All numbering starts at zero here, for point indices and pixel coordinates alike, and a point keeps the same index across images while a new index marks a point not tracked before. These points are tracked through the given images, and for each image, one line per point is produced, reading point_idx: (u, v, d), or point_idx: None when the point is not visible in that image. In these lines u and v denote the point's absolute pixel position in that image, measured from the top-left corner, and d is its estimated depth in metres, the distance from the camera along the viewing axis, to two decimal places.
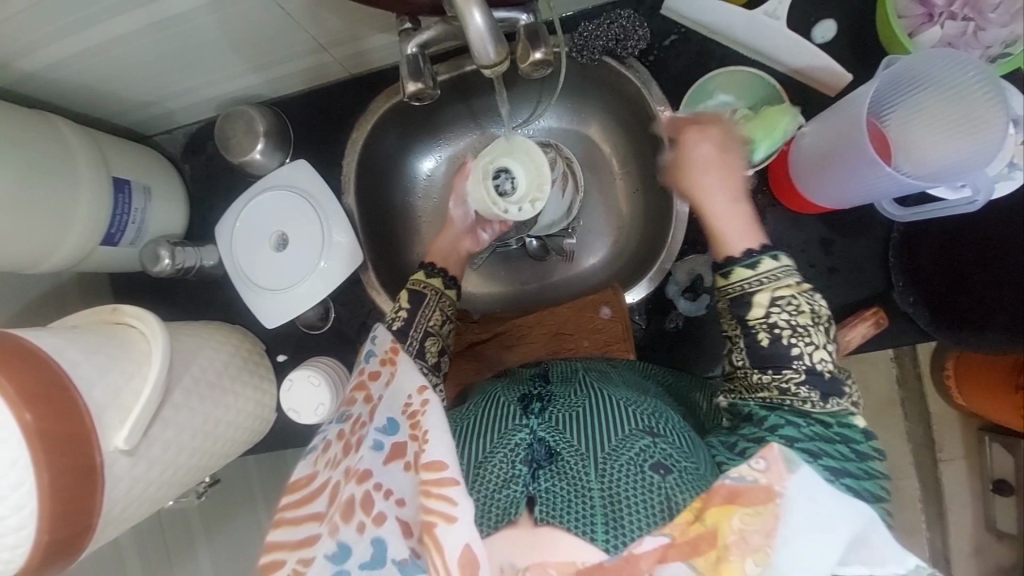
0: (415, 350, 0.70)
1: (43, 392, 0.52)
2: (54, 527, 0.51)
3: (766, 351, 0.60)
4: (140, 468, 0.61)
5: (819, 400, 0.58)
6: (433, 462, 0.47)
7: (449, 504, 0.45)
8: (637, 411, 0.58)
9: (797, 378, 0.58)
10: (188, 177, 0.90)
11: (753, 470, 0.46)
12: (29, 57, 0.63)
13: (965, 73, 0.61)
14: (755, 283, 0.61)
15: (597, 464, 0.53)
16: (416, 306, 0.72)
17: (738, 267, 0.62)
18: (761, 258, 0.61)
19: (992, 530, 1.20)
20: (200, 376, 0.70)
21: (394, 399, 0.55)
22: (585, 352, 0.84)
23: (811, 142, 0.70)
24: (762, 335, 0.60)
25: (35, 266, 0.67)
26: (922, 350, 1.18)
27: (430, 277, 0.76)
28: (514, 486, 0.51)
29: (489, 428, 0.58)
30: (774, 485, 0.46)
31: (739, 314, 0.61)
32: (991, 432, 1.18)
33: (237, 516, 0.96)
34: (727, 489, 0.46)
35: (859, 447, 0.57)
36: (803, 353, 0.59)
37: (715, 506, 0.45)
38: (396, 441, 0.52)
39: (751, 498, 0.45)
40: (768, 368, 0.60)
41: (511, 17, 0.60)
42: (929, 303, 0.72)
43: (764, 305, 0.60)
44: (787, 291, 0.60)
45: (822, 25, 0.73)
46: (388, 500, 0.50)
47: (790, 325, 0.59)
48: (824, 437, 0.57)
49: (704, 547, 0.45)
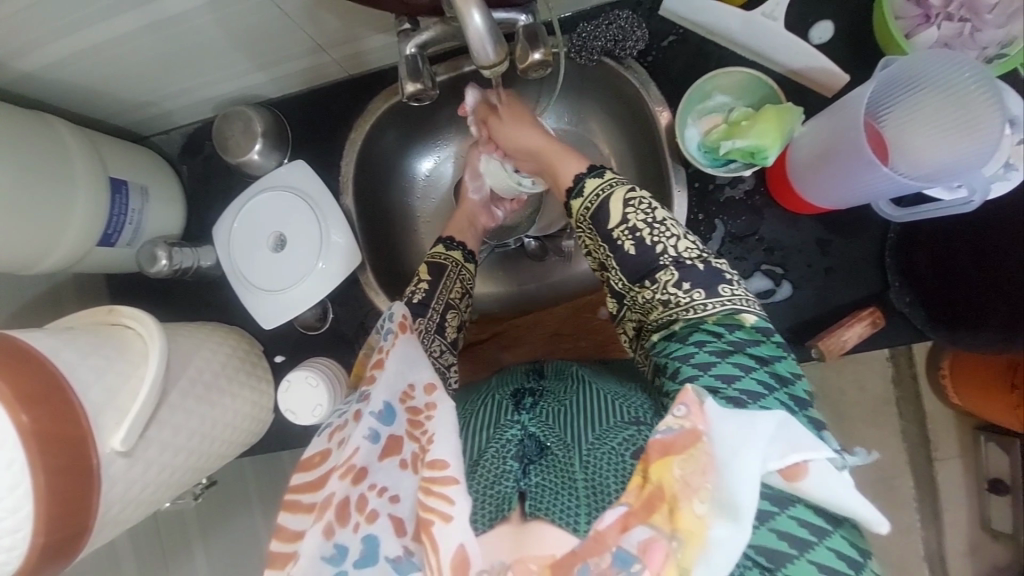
0: (436, 323, 0.73)
1: (40, 393, 0.51)
2: (52, 529, 0.51)
3: (635, 257, 0.64)
4: (137, 469, 0.61)
5: (702, 299, 0.62)
6: (436, 461, 0.46)
7: (448, 503, 0.44)
8: (623, 405, 0.62)
9: (671, 279, 0.63)
10: (185, 178, 0.90)
11: (677, 418, 0.45)
12: (26, 57, 0.63)
13: (960, 74, 0.62)
14: (604, 190, 0.67)
15: (582, 456, 0.55)
16: (437, 277, 0.75)
17: (588, 181, 0.69)
18: (598, 175, 0.69)
19: (987, 529, 1.21)
20: (197, 377, 0.70)
21: (396, 383, 0.55)
22: (583, 350, 0.88)
23: (805, 145, 0.70)
24: (629, 244, 0.64)
25: (31, 267, 0.66)
26: (917, 350, 1.19)
27: (449, 250, 0.78)
28: (504, 483, 0.51)
29: (483, 424, 0.61)
30: (698, 427, 0.45)
31: (603, 229, 0.66)
32: (986, 432, 1.19)
33: (234, 518, 0.96)
34: (659, 443, 0.44)
35: (752, 352, 0.59)
36: (665, 246, 0.64)
37: (653, 463, 0.43)
38: (394, 433, 0.52)
39: (682, 445, 0.43)
40: (647, 280, 0.64)
41: (510, 17, 0.60)
42: (924, 303, 0.73)
43: (621, 212, 0.65)
44: (635, 195, 0.65)
45: (819, 26, 0.74)
46: (382, 497, 0.49)
47: (648, 224, 0.64)
48: (721, 351, 0.59)
49: (657, 503, 0.41)
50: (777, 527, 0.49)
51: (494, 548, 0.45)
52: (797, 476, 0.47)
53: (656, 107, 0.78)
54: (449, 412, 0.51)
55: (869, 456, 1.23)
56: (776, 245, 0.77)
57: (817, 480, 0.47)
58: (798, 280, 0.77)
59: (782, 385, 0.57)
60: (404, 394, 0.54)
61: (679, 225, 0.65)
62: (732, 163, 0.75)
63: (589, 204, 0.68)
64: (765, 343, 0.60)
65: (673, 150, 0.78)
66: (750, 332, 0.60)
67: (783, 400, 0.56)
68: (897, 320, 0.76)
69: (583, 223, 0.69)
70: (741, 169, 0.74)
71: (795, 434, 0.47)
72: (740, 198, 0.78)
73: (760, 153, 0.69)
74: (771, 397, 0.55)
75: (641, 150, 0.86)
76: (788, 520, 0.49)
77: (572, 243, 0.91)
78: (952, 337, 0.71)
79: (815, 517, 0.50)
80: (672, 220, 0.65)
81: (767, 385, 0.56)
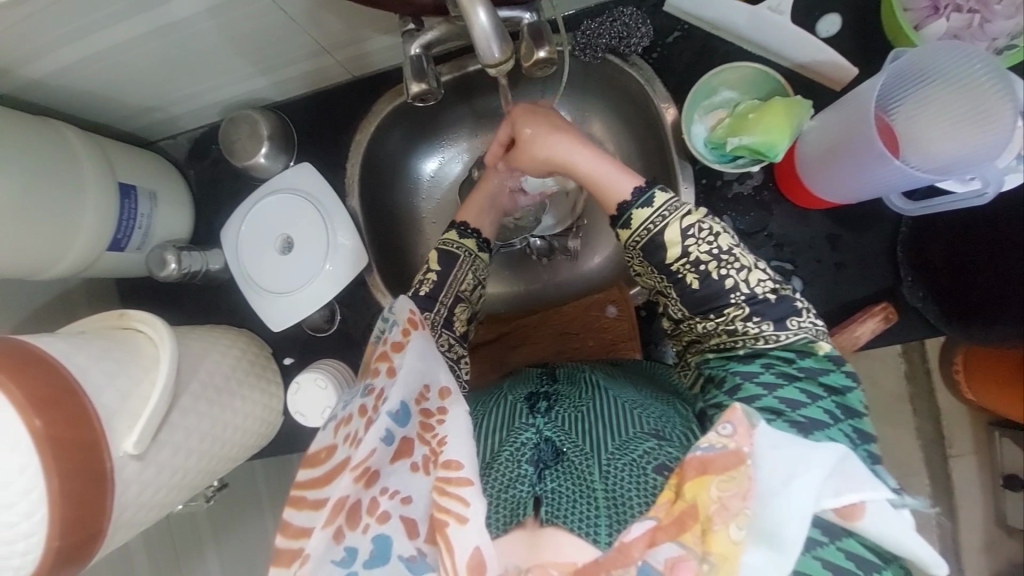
0: (443, 317, 0.73)
1: (52, 398, 0.52)
2: (65, 533, 0.51)
3: (699, 292, 0.65)
4: (149, 473, 0.61)
5: (771, 331, 0.63)
6: (451, 461, 0.48)
7: (463, 505, 0.45)
8: (643, 414, 0.61)
9: (740, 314, 0.63)
10: (192, 182, 0.90)
11: (720, 437, 0.47)
12: (34, 64, 0.64)
13: (971, 66, 0.61)
14: (656, 222, 0.65)
15: (601, 465, 0.55)
16: (449, 267, 0.74)
17: (634, 211, 0.66)
18: (652, 196, 0.66)
19: (1003, 526, 1.19)
20: (207, 380, 0.70)
21: (412, 383, 0.54)
22: (591, 351, 0.87)
23: (814, 138, 0.70)
24: (691, 277, 0.64)
25: (41, 272, 0.67)
26: (929, 345, 1.18)
27: (463, 238, 0.77)
28: (519, 487, 0.53)
29: (497, 426, 0.61)
30: (742, 448, 0.46)
31: (659, 262, 0.66)
32: (1000, 427, 1.18)
33: (245, 519, 0.96)
34: (697, 461, 0.46)
35: (823, 381, 0.61)
36: (736, 282, 0.63)
37: (691, 480, 0.46)
38: (406, 435, 0.53)
39: (720, 465, 0.46)
40: (711, 313, 0.65)
41: (515, 15, 0.60)
42: (937, 297, 0.72)
43: (678, 241, 0.64)
44: (692, 220, 0.64)
45: (826, 19, 0.73)
46: (393, 499, 0.49)
47: (713, 257, 0.64)
48: (785, 377, 0.61)
49: (688, 522, 0.44)
50: (824, 555, 0.51)
51: (510, 553, 0.48)
52: (853, 515, 0.48)
53: (663, 104, 0.77)
54: (463, 415, 0.51)
55: (881, 453, 1.21)
56: (785, 241, 0.77)
57: (874, 520, 0.48)
58: (808, 276, 0.77)
59: (848, 417, 0.60)
60: (419, 395, 0.54)
61: (746, 255, 0.65)
62: (739, 160, 0.74)
63: (637, 238, 0.66)
64: (835, 371, 0.62)
65: (680, 146, 0.77)
66: (821, 361, 0.63)
67: (846, 429, 0.59)
68: (911, 315, 0.75)
69: (631, 250, 0.68)
70: (749, 165, 0.74)
71: (849, 472, 0.48)
72: (748, 194, 0.78)
73: (768, 151, 0.68)
74: (837, 427, 0.58)
75: (648, 147, 0.85)
76: (835, 551, 0.51)
77: (578, 242, 0.91)
78: (968, 332, 0.70)
79: (864, 551, 0.52)
80: (737, 248, 0.64)
81: (833, 415, 0.59)
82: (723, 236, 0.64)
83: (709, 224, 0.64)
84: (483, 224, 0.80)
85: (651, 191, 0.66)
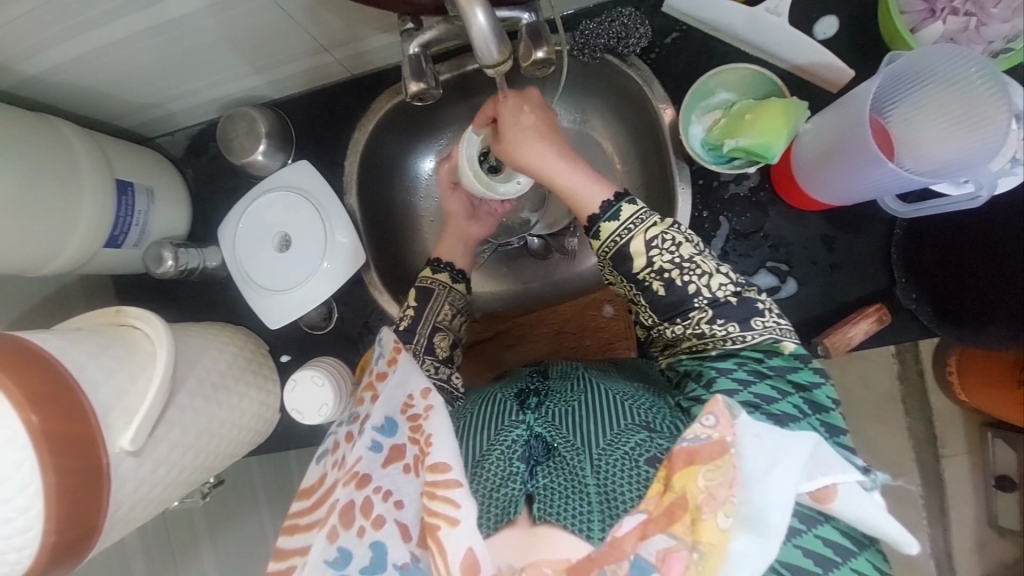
0: (425, 345, 0.74)
1: (49, 394, 0.52)
2: (62, 528, 0.51)
3: (666, 298, 0.66)
4: (146, 468, 0.61)
5: (737, 332, 0.64)
6: (438, 465, 0.49)
7: (453, 507, 0.47)
8: (636, 406, 0.61)
9: (705, 317, 0.65)
10: (190, 179, 0.90)
11: (704, 428, 0.47)
12: (31, 61, 0.64)
13: (966, 69, 0.61)
14: (623, 233, 0.66)
15: (594, 459, 0.55)
16: (425, 302, 0.76)
17: (602, 223, 0.67)
18: (619, 207, 0.67)
19: (995, 526, 1.20)
20: (204, 376, 0.70)
21: (399, 397, 0.58)
22: (587, 350, 0.88)
23: (811, 141, 0.70)
24: (657, 285, 0.66)
25: (39, 268, 0.67)
26: (924, 346, 1.19)
27: (436, 273, 0.79)
28: (511, 485, 0.54)
29: (485, 424, 0.61)
30: (726, 437, 0.47)
31: (627, 272, 0.67)
32: (994, 428, 1.18)
33: (240, 517, 0.96)
34: (684, 452, 0.47)
35: (791, 378, 0.62)
36: (699, 287, 0.65)
37: (679, 471, 0.46)
38: (396, 443, 0.55)
39: (707, 455, 0.46)
40: (678, 318, 0.66)
41: (513, 15, 0.60)
42: (931, 298, 0.72)
43: (643, 253, 0.66)
44: (656, 230, 0.66)
45: (823, 22, 0.73)
46: (387, 502, 0.52)
47: (675, 265, 0.65)
48: (760, 372, 0.62)
49: (679, 513, 0.45)
50: (802, 544, 0.52)
51: (503, 550, 0.49)
52: (827, 498, 0.50)
53: (660, 105, 0.77)
54: (444, 414, 0.53)
55: (873, 452, 1.22)
56: (782, 242, 0.77)
57: (847, 502, 0.50)
58: (804, 276, 0.77)
59: (815, 411, 0.61)
60: (404, 405, 0.57)
61: (708, 260, 0.66)
62: (735, 161, 0.74)
63: (608, 247, 0.67)
64: (803, 368, 0.64)
65: (677, 147, 0.78)
66: (788, 359, 0.64)
67: (814, 422, 0.60)
68: (905, 316, 0.75)
69: (603, 261, 0.69)
70: (744, 166, 0.74)
71: (825, 458, 0.50)
72: (745, 194, 0.78)
73: (764, 151, 0.69)
74: (806, 421, 0.60)
75: (645, 147, 0.85)
76: (813, 538, 0.53)
77: (575, 242, 0.92)
78: (961, 334, 0.71)
79: (839, 537, 0.54)
80: (698, 255, 0.66)
81: (801, 409, 0.60)
82: (685, 245, 0.66)
83: (672, 234, 0.66)
84: (457, 255, 0.83)
85: (619, 203, 0.68)
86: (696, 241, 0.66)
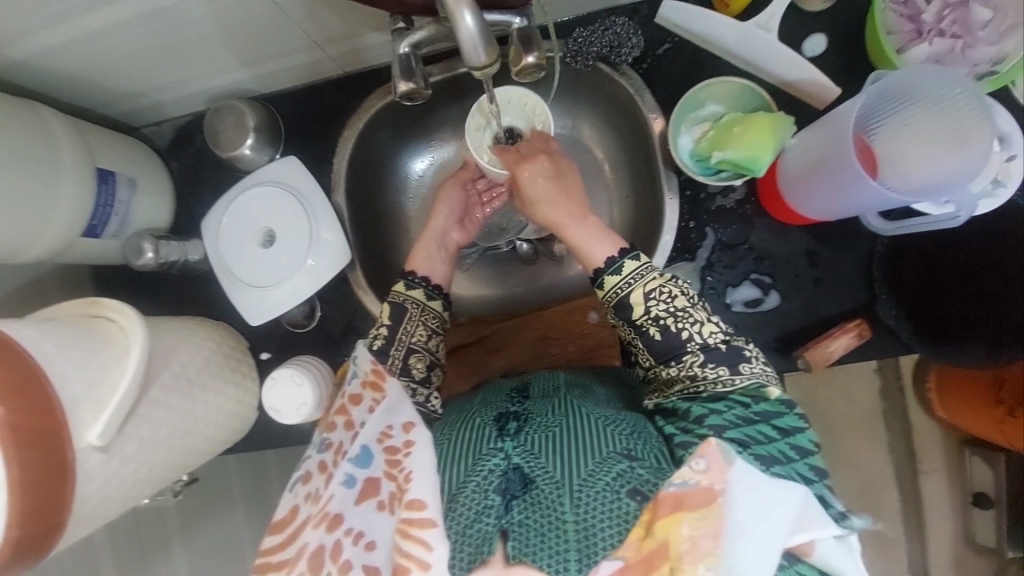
0: (400, 368, 0.72)
1: (16, 385, 0.51)
2: (25, 525, 0.50)
3: (661, 343, 0.67)
4: (113, 465, 0.60)
5: (728, 376, 0.65)
6: (414, 502, 0.48)
7: (425, 549, 0.47)
8: (617, 434, 0.60)
9: (698, 360, 0.66)
10: (174, 171, 0.89)
11: (694, 472, 0.48)
12: (14, 44, 0.62)
13: (953, 90, 0.62)
14: (624, 286, 0.69)
15: (573, 493, 0.53)
16: (398, 321, 0.74)
17: (606, 276, 0.70)
18: (623, 262, 0.69)
19: (970, 543, 1.22)
20: (179, 373, 0.69)
21: (376, 426, 0.56)
22: (572, 356, 0.88)
23: (798, 158, 0.71)
24: (654, 330, 0.67)
25: (14, 256, 0.65)
26: (904, 362, 1.20)
27: (410, 289, 0.76)
28: (486, 520, 0.52)
29: (463, 453, 0.59)
30: (715, 485, 0.48)
31: (627, 319, 0.69)
32: (971, 445, 1.19)
33: (215, 515, 0.95)
34: (671, 496, 0.48)
35: (777, 424, 0.62)
36: (692, 333, 0.66)
37: (662, 517, 0.47)
38: (370, 476, 0.54)
39: (695, 502, 0.47)
40: (673, 360, 0.67)
41: (504, 20, 0.59)
42: (911, 315, 0.73)
43: (642, 301, 0.68)
44: (655, 283, 0.68)
45: (812, 40, 0.75)
46: (357, 545, 0.52)
47: (670, 313, 0.67)
48: (745, 420, 0.61)
49: (659, 560, 0.47)
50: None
51: None
52: (807, 551, 0.53)
53: (650, 114, 0.78)
54: (426, 449, 0.51)
55: (853, 468, 1.23)
56: (766, 255, 0.78)
57: (822, 555, 0.53)
58: (787, 290, 0.78)
59: (802, 456, 0.60)
60: (381, 435, 0.55)
61: (700, 310, 0.68)
62: (722, 173, 0.75)
63: (612, 297, 0.70)
64: (788, 414, 0.63)
65: (666, 157, 0.78)
66: (774, 404, 0.63)
67: (800, 468, 0.59)
68: (885, 333, 0.76)
69: (606, 306, 0.71)
70: (731, 179, 0.75)
71: (810, 515, 0.52)
72: (731, 207, 0.78)
73: (751, 164, 0.70)
74: (789, 466, 0.59)
75: (635, 156, 0.85)
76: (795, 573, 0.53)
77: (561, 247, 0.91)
78: (940, 351, 0.72)
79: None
80: (691, 305, 0.68)
81: (785, 454, 0.59)
82: (680, 296, 0.68)
83: (671, 287, 0.68)
84: (435, 268, 0.80)
85: (622, 259, 0.70)
86: (690, 293, 0.69)
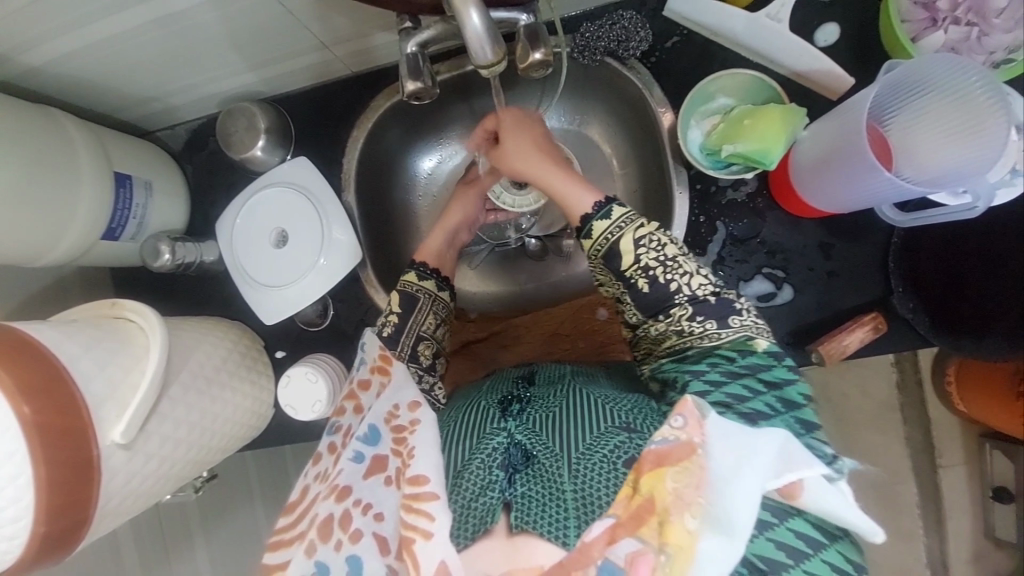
0: (409, 354, 0.73)
1: (42, 384, 0.52)
2: (51, 519, 0.51)
3: (649, 296, 0.66)
4: (137, 461, 0.61)
5: (715, 329, 0.64)
6: (418, 477, 0.48)
7: (429, 519, 0.46)
8: (616, 409, 0.60)
9: (686, 314, 0.65)
10: (189, 174, 0.91)
11: (673, 429, 0.46)
12: (31, 52, 0.64)
13: (966, 79, 0.60)
14: (614, 232, 0.67)
15: (572, 465, 0.55)
16: (408, 311, 0.74)
17: (594, 222, 0.68)
18: (611, 208, 0.68)
19: (990, 538, 1.20)
20: (197, 371, 0.71)
21: (383, 405, 0.56)
22: (581, 352, 0.88)
23: (808, 152, 0.70)
24: (642, 282, 0.66)
25: (33, 261, 0.67)
26: (922, 356, 1.18)
27: (421, 280, 0.76)
28: (489, 493, 0.53)
29: (467, 432, 0.61)
30: (694, 439, 0.46)
31: (615, 269, 0.67)
32: (991, 439, 1.18)
33: (232, 511, 0.96)
34: (654, 454, 0.45)
35: (764, 377, 0.61)
36: (681, 285, 0.65)
37: (647, 473, 0.45)
38: (378, 454, 0.54)
39: (677, 457, 0.45)
40: (661, 315, 0.66)
41: (511, 16, 0.60)
42: (928, 309, 0.72)
43: (632, 250, 0.66)
44: (644, 231, 0.66)
45: (824, 29, 0.73)
46: (367, 515, 0.52)
47: (661, 263, 0.65)
48: (731, 374, 0.61)
49: (646, 515, 0.43)
50: (775, 537, 0.52)
51: (484, 563, 0.49)
52: (794, 493, 0.49)
53: (659, 108, 0.77)
54: (431, 427, 0.52)
55: (871, 462, 1.22)
56: (778, 248, 0.77)
57: (813, 497, 0.48)
58: (800, 284, 0.77)
59: (790, 408, 0.59)
60: (389, 415, 0.56)
61: (690, 261, 0.66)
62: (733, 166, 0.75)
63: (599, 246, 0.68)
64: (777, 366, 0.62)
65: (675, 151, 0.77)
66: (763, 357, 0.63)
67: (790, 420, 0.58)
68: (900, 325, 0.75)
69: (594, 261, 0.69)
70: (742, 172, 0.74)
71: (791, 451, 0.47)
72: (742, 200, 0.78)
73: (761, 157, 0.69)
74: (779, 418, 0.58)
75: (644, 151, 0.85)
76: (785, 531, 0.52)
77: (572, 243, 0.91)
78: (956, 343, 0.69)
79: (812, 529, 0.53)
80: (682, 256, 0.66)
81: (773, 407, 0.59)
82: (670, 245, 0.66)
83: (660, 235, 0.66)
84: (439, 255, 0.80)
85: (609, 206, 0.68)
86: (680, 244, 0.67)
